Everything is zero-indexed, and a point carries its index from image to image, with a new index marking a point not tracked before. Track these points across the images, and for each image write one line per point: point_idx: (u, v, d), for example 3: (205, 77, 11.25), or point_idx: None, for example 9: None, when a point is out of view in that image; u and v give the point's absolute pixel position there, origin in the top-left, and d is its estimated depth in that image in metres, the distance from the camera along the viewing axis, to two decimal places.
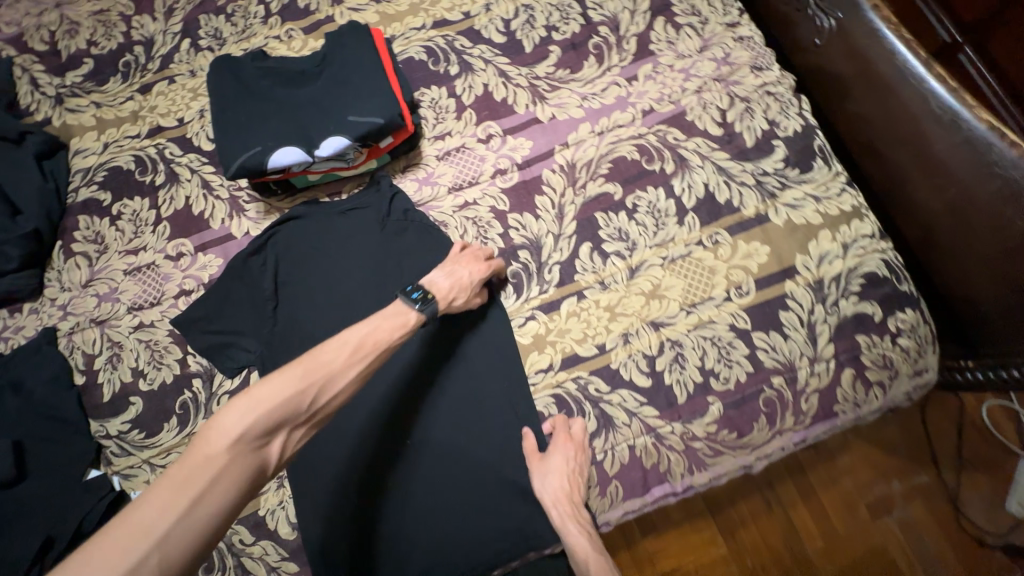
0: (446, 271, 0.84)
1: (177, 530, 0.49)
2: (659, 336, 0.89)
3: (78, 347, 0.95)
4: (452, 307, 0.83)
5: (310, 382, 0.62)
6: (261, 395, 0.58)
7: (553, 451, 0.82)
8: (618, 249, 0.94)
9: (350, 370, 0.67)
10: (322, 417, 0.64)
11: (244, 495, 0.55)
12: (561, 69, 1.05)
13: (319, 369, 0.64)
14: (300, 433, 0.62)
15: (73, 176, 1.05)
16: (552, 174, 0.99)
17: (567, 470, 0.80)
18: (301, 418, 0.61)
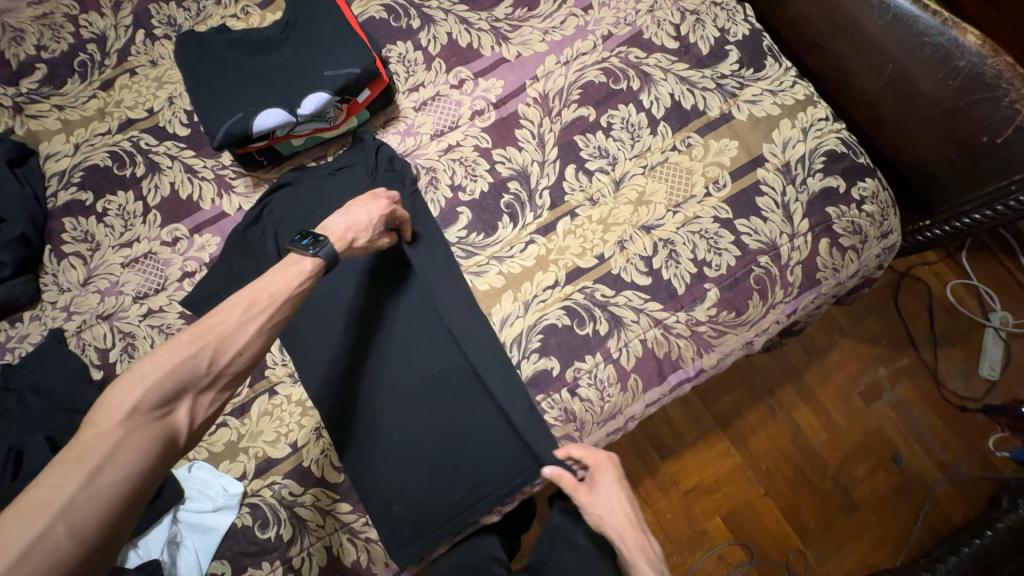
0: (341, 213, 0.84)
1: (80, 499, 0.52)
2: (652, 239, 0.96)
3: (89, 343, 0.95)
4: (354, 247, 0.84)
5: (206, 350, 0.64)
6: (146, 371, 0.60)
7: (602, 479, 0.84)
8: (601, 165, 1.00)
9: (248, 325, 0.68)
10: (229, 380, 0.67)
11: (154, 461, 0.58)
12: (519, 9, 1.09)
13: (218, 331, 0.66)
14: (207, 398, 0.65)
15: (49, 181, 1.04)
16: (528, 108, 1.04)
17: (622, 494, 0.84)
18: (200, 383, 0.63)
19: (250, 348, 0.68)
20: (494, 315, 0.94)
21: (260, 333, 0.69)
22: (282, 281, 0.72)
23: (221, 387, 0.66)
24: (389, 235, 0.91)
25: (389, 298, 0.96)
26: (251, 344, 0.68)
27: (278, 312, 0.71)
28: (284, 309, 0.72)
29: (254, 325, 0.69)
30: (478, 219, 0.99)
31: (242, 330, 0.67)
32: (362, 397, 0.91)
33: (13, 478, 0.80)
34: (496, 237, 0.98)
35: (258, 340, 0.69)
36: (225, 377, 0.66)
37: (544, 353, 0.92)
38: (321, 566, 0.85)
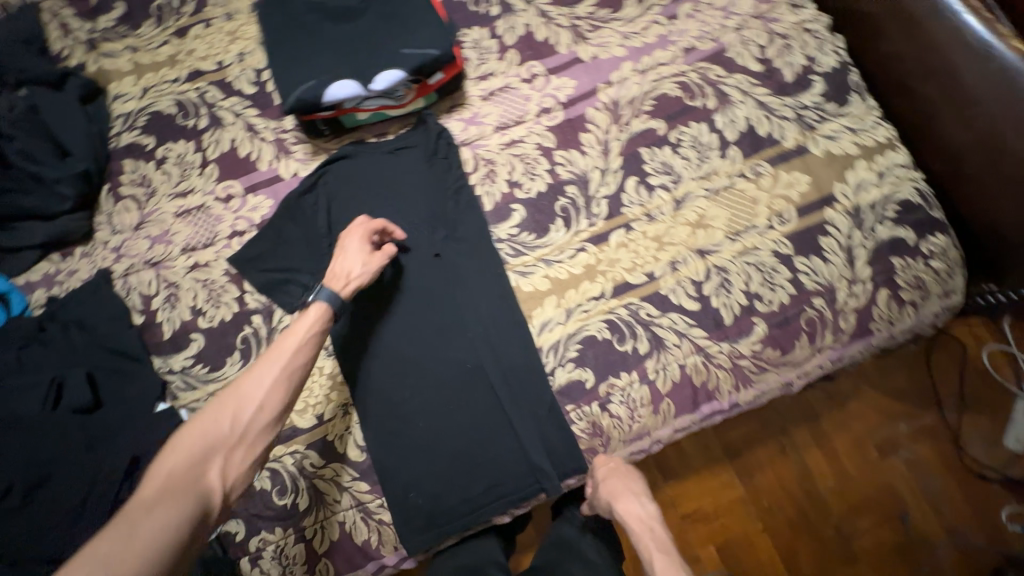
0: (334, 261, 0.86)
1: (117, 553, 0.54)
2: (706, 264, 0.94)
3: (134, 288, 0.96)
4: (360, 280, 0.84)
5: (232, 407, 0.68)
6: (185, 437, 0.65)
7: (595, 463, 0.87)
8: (664, 182, 0.98)
9: (267, 379, 0.71)
10: (258, 432, 0.68)
11: (187, 516, 0.58)
12: (601, 9, 1.07)
13: (242, 387, 0.69)
14: (239, 453, 0.66)
15: (114, 121, 1.05)
16: (597, 112, 1.02)
17: (614, 469, 0.87)
18: (229, 440, 0.66)
19: (275, 400, 0.70)
20: (534, 318, 0.93)
21: (283, 382, 0.71)
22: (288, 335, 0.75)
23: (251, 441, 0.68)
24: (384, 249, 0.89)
25: (430, 284, 0.94)
26: (275, 394, 0.70)
27: (295, 359, 0.73)
28: (303, 357, 0.74)
29: (275, 375, 0.71)
30: (531, 218, 0.97)
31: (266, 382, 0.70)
32: (389, 381, 0.91)
33: (52, 408, 0.80)
34: (547, 239, 0.97)
35: (282, 389, 0.71)
36: (254, 430, 0.68)
37: (579, 364, 0.91)
38: (333, 539, 0.86)
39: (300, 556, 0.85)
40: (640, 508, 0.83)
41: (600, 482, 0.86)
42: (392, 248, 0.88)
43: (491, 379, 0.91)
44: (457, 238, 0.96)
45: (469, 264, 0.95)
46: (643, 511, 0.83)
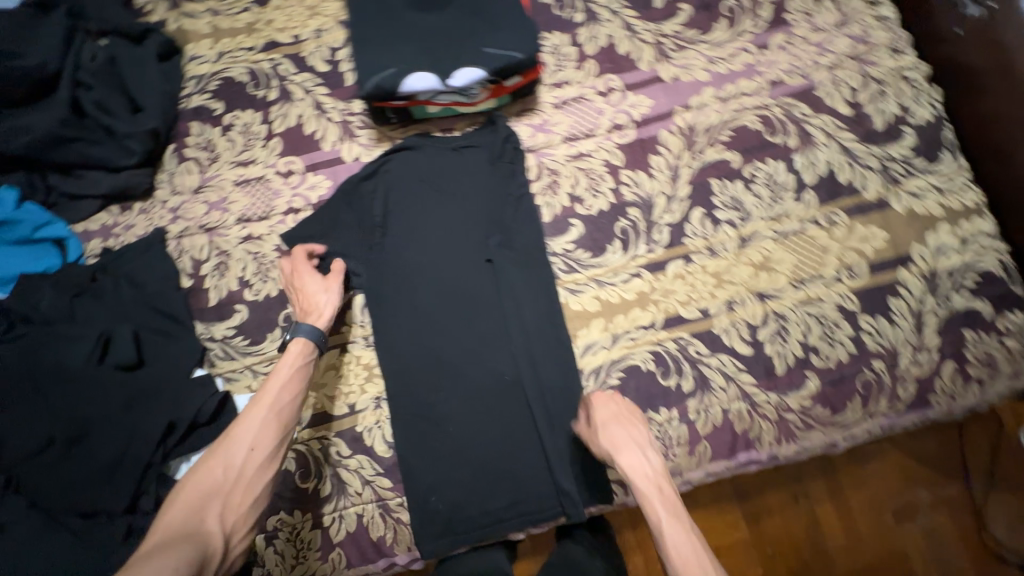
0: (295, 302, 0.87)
1: None
2: (764, 309, 0.90)
3: (187, 251, 0.97)
4: (330, 307, 0.83)
5: (224, 452, 0.68)
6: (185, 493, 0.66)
7: (601, 408, 0.81)
8: (731, 217, 0.94)
9: (256, 420, 0.71)
10: (254, 475, 0.68)
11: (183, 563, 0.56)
12: (690, 29, 1.04)
13: (233, 431, 0.70)
14: (237, 500, 0.66)
15: (186, 82, 1.05)
16: (670, 136, 0.99)
17: (620, 417, 0.79)
18: (226, 484, 0.66)
19: (267, 436, 0.70)
20: (579, 338, 0.91)
21: (273, 417, 0.72)
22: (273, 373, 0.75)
23: (247, 483, 0.67)
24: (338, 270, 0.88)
25: (477, 289, 0.92)
26: (266, 431, 0.70)
27: (281, 396, 0.73)
28: (290, 392, 0.74)
29: (262, 413, 0.71)
30: (589, 236, 0.95)
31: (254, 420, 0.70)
32: (423, 380, 0.90)
33: (98, 362, 0.79)
34: (602, 260, 0.94)
35: (272, 424, 0.71)
36: (249, 473, 0.67)
37: (619, 393, 0.88)
38: (349, 531, 0.85)
39: (315, 541, 0.85)
40: (645, 462, 0.74)
41: (603, 429, 0.77)
42: (340, 263, 0.88)
43: (525, 395, 0.89)
44: (511, 245, 0.93)
45: (520, 273, 0.92)
46: (648, 465, 0.74)
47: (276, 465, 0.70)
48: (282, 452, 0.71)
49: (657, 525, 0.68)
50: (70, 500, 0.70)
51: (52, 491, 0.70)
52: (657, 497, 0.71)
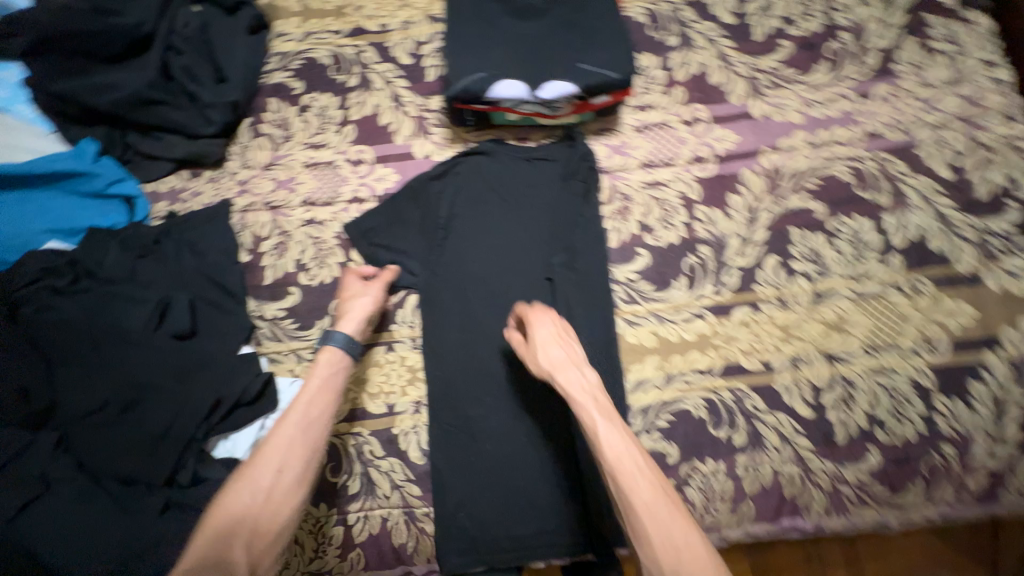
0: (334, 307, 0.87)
1: None
2: (832, 371, 0.85)
3: (249, 226, 0.97)
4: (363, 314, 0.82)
5: (252, 472, 0.64)
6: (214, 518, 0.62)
7: (538, 323, 0.77)
8: (808, 270, 0.89)
9: (287, 440, 0.67)
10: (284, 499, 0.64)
11: None
12: (788, 68, 0.99)
13: (260, 450, 0.66)
14: (267, 526, 0.62)
15: (270, 58, 1.06)
16: (753, 176, 0.94)
17: (558, 336, 0.77)
18: (255, 508, 0.62)
19: (296, 453, 0.66)
20: (631, 373, 0.87)
21: (302, 433, 0.67)
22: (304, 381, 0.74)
23: (277, 505, 0.63)
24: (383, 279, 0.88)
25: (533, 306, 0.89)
26: (295, 449, 0.66)
27: (309, 410, 0.69)
28: (319, 406, 0.70)
29: (290, 430, 0.67)
30: (655, 268, 0.91)
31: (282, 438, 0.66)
32: (466, 388, 0.88)
33: (155, 328, 0.79)
34: (665, 295, 0.90)
35: (301, 441, 0.67)
36: (279, 498, 0.63)
37: (667, 436, 0.84)
38: (372, 533, 0.84)
39: (336, 538, 0.83)
40: (583, 377, 0.72)
41: (539, 346, 0.75)
42: (386, 271, 0.89)
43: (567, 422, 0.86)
44: (574, 265, 0.90)
45: (579, 296, 0.89)
46: (585, 381, 0.71)
47: (307, 484, 0.66)
48: (311, 471, 0.66)
49: (595, 432, 0.65)
50: (113, 466, 0.69)
51: (96, 454, 0.69)
52: (593, 405, 0.68)
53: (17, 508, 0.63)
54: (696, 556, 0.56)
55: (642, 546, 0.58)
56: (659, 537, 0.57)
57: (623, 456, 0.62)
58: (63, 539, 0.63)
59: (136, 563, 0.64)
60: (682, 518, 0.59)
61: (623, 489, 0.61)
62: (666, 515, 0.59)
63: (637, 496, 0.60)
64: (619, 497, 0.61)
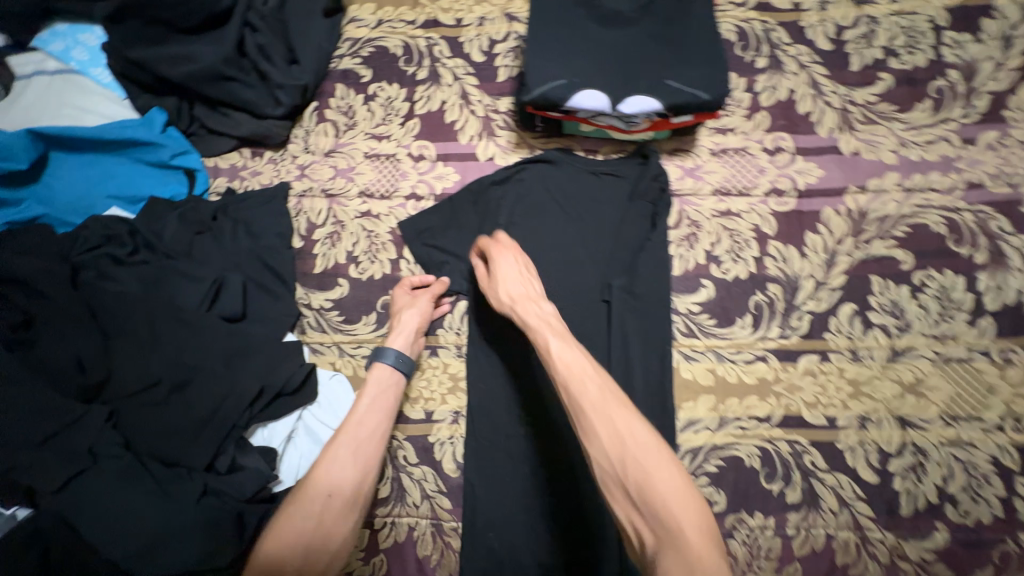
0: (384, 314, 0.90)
1: None
2: (903, 436, 0.79)
3: (305, 212, 0.96)
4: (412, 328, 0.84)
5: (307, 492, 0.65)
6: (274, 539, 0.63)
7: (499, 257, 0.76)
8: (886, 323, 0.83)
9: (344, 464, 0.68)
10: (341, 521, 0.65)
11: None
12: (886, 102, 0.92)
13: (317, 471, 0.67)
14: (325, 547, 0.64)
15: (341, 43, 1.04)
16: (835, 215, 0.88)
17: (519, 270, 0.75)
18: (314, 529, 0.64)
19: (348, 475, 0.67)
20: (682, 411, 0.82)
21: (353, 453, 0.69)
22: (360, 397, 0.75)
23: (332, 526, 0.65)
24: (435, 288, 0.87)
25: (588, 327, 0.84)
26: (347, 469, 0.68)
27: (359, 430, 0.71)
28: (369, 426, 0.72)
29: (343, 450, 0.69)
30: (719, 303, 0.86)
31: (335, 458, 0.68)
32: (510, 405, 0.83)
33: (206, 310, 0.79)
34: (728, 332, 0.85)
35: (352, 461, 0.68)
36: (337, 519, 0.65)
37: (714, 482, 0.80)
38: (397, 540, 0.82)
39: (360, 541, 0.82)
40: (540, 309, 0.69)
41: (500, 280, 0.74)
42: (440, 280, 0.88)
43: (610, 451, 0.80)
44: (636, 289, 0.85)
45: (637, 322, 0.84)
46: (542, 310, 0.69)
47: (359, 507, 0.68)
48: (363, 493, 0.68)
49: (544, 348, 0.63)
50: (157, 445, 0.69)
51: (141, 432, 0.69)
52: (545, 324, 0.66)
53: (66, 479, 0.63)
54: (648, 454, 0.53)
55: (594, 452, 0.55)
56: (609, 436, 0.54)
57: (571, 364, 0.60)
58: (106, 516, 0.63)
59: (173, 546, 0.64)
60: (632, 418, 0.56)
61: (570, 394, 0.58)
62: (613, 410, 0.56)
63: (582, 397, 0.57)
64: (567, 400, 0.58)
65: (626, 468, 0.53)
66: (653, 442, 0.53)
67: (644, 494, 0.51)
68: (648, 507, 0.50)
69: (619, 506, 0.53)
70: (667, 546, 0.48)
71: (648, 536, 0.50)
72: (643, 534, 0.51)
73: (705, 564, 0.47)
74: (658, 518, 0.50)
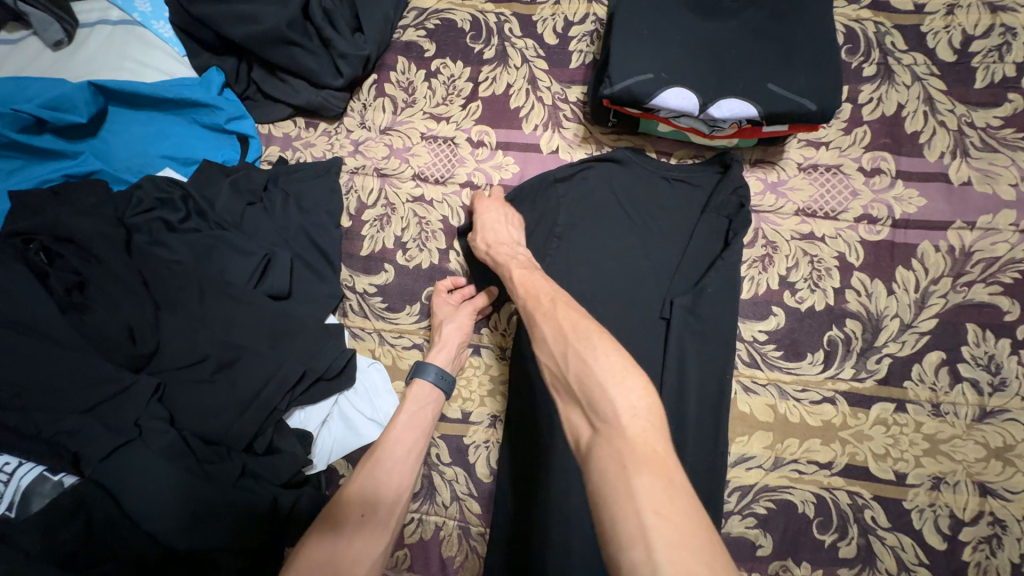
0: (426, 309, 0.87)
1: None
2: (981, 505, 0.72)
3: (356, 190, 0.92)
4: (454, 344, 0.80)
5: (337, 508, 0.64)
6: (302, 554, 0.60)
7: (485, 209, 0.81)
8: (978, 379, 0.75)
9: (379, 481, 0.66)
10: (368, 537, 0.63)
11: None
12: (1011, 128, 0.81)
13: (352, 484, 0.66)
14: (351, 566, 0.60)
15: (406, 12, 0.98)
16: (933, 252, 0.79)
17: (502, 218, 0.80)
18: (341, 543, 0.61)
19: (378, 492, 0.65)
20: (734, 445, 0.77)
21: (388, 472, 0.67)
22: (401, 414, 0.73)
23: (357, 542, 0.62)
24: (481, 299, 0.82)
25: (645, 345, 0.78)
26: (382, 489, 0.66)
27: (396, 446, 0.70)
28: (405, 443, 0.70)
29: (378, 469, 0.67)
30: (789, 334, 0.80)
31: (369, 477, 0.66)
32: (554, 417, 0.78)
33: (254, 285, 0.77)
34: (795, 367, 0.79)
35: (388, 481, 0.66)
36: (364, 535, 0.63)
37: (762, 525, 0.75)
38: (423, 538, 0.80)
39: None
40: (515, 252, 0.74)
41: (482, 230, 0.79)
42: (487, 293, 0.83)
43: None
44: (700, 310, 0.76)
45: (698, 346, 0.76)
46: (516, 252, 0.73)
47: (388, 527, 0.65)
48: (394, 512, 0.66)
49: (509, 276, 0.68)
50: (201, 421, 0.69)
51: (188, 407, 0.69)
52: (515, 260, 0.71)
53: (112, 448, 0.63)
54: (583, 340, 0.52)
55: (542, 354, 0.56)
56: (552, 332, 0.55)
57: (528, 286, 0.63)
58: (146, 490, 0.62)
59: (209, 525, 0.63)
60: (578, 315, 0.56)
61: (525, 309, 0.61)
62: (559, 313, 0.57)
63: (535, 309, 0.59)
64: (523, 316, 0.61)
65: (565, 358, 0.52)
66: (594, 334, 0.52)
67: (580, 380, 0.50)
68: (585, 398, 0.49)
69: (563, 406, 0.53)
70: (605, 439, 0.46)
71: (587, 430, 0.48)
72: (584, 430, 0.49)
73: (637, 447, 0.44)
74: (594, 408, 0.48)
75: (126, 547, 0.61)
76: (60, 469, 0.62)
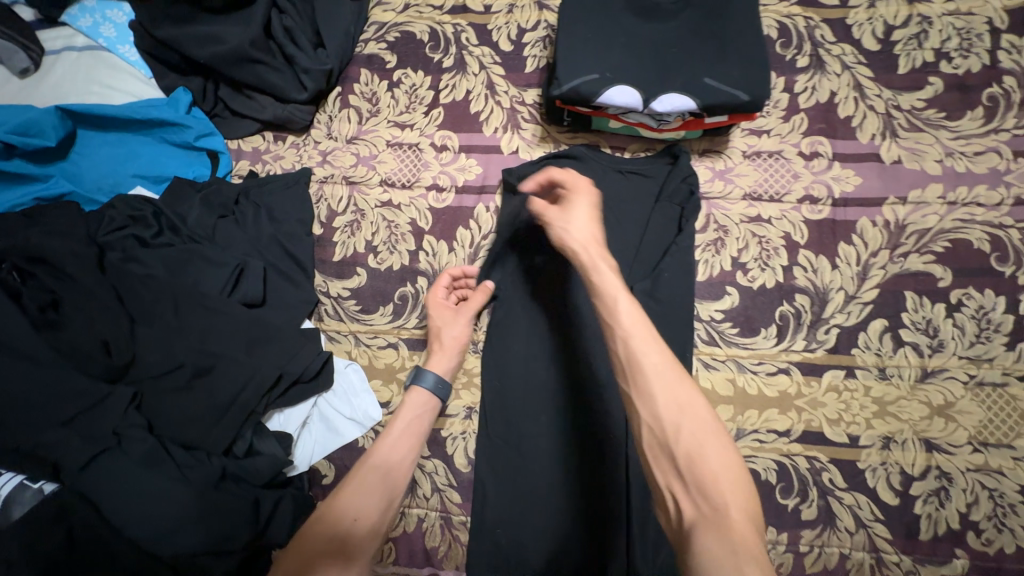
0: (399, 308, 0.89)
1: None
2: (928, 460, 0.77)
3: (326, 198, 0.95)
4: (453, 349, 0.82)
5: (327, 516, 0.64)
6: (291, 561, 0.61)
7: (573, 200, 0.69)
8: (918, 342, 0.80)
9: (370, 491, 0.67)
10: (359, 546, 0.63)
11: None
12: (933, 109, 0.88)
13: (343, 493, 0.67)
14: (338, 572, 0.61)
15: (367, 27, 1.02)
16: (871, 227, 0.85)
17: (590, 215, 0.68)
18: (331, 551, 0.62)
19: (371, 500, 0.67)
20: None
21: (381, 482, 0.68)
22: (396, 421, 0.75)
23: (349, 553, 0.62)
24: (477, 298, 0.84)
25: None
26: (371, 497, 0.67)
27: (390, 455, 0.71)
28: (399, 452, 0.72)
29: (370, 477, 0.68)
30: (744, 311, 0.84)
31: (361, 485, 0.67)
32: (525, 405, 0.80)
33: (228, 293, 0.80)
34: (752, 342, 0.83)
35: (379, 491, 0.68)
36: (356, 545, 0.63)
37: None
38: (406, 530, 0.82)
39: None
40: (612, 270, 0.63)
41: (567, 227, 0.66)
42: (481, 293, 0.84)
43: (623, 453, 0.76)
44: (658, 294, 0.81)
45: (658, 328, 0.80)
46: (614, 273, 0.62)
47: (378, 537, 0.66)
48: (384, 524, 0.67)
49: (613, 305, 0.58)
50: (181, 428, 0.71)
51: (166, 415, 0.71)
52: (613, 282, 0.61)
53: (90, 456, 0.65)
54: (701, 430, 0.52)
55: (644, 411, 0.53)
56: (665, 399, 0.52)
57: (636, 325, 0.55)
58: (127, 494, 0.64)
59: (191, 527, 0.65)
60: (693, 391, 0.54)
61: (630, 355, 0.55)
62: (673, 379, 0.53)
63: (646, 364, 0.54)
64: (624, 365, 0.55)
65: (677, 434, 0.51)
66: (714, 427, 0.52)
67: (690, 462, 0.50)
68: (695, 481, 0.50)
69: (660, 473, 0.52)
70: (710, 526, 0.47)
71: (687, 506, 0.49)
72: (682, 504, 0.50)
73: (742, 539, 0.46)
74: (704, 492, 0.49)
75: (106, 554, 0.62)
76: (40, 477, 0.65)
